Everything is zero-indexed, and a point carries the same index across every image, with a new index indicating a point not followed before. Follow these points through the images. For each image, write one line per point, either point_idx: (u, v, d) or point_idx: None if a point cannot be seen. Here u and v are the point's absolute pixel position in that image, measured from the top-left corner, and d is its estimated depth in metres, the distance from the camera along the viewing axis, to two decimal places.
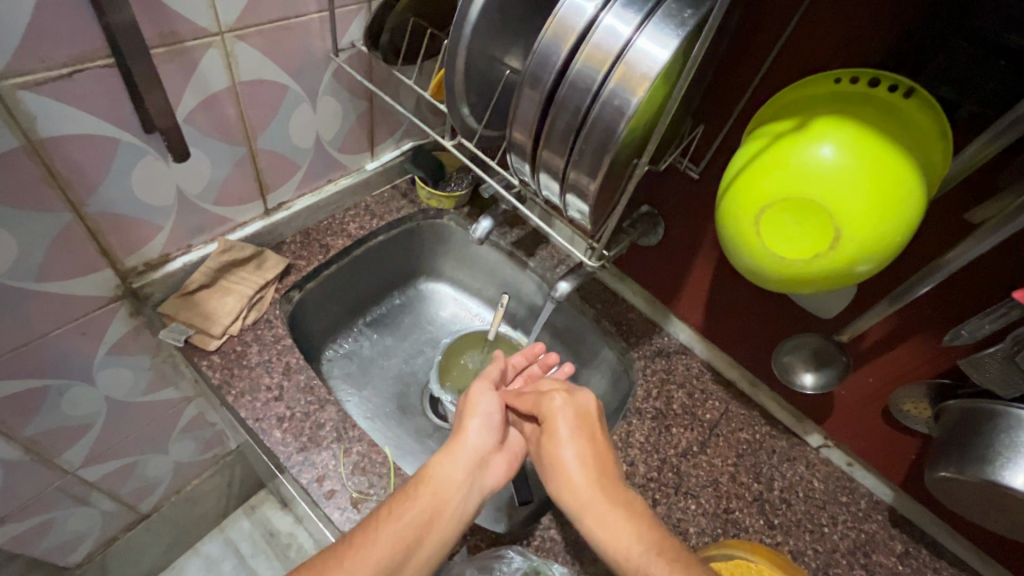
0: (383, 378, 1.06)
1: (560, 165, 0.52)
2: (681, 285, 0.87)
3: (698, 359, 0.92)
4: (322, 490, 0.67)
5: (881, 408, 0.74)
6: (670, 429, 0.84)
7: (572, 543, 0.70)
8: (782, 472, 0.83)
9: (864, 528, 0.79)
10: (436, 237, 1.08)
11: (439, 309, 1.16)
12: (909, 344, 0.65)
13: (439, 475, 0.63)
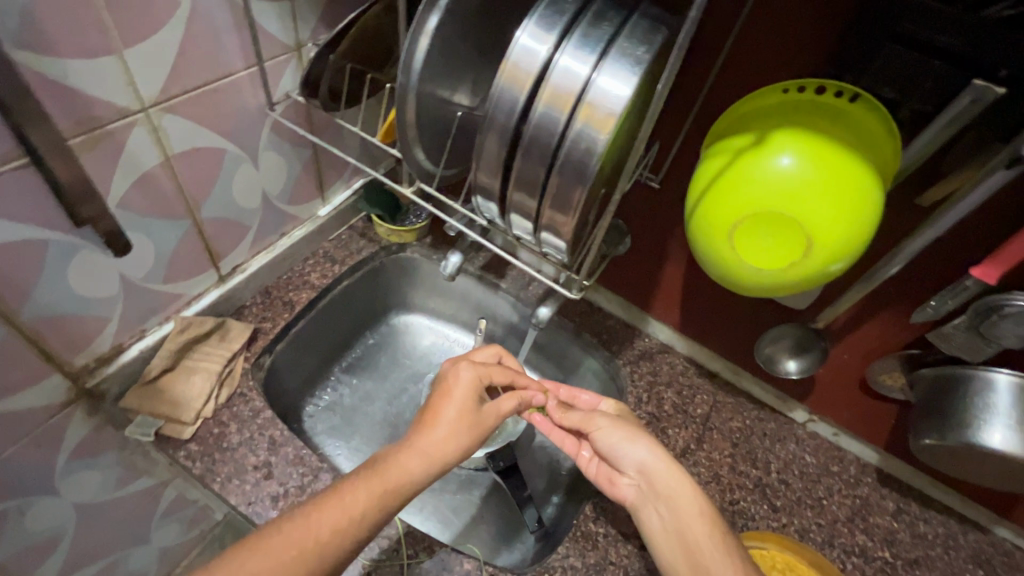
0: (371, 424, 1.03)
1: (533, 206, 0.51)
2: (655, 289, 0.88)
3: (681, 356, 0.94)
4: None
5: (858, 383, 0.77)
6: (666, 431, 0.85)
7: (592, 567, 0.70)
8: (776, 454, 0.86)
9: (858, 493, 0.83)
10: (404, 271, 1.06)
11: (417, 340, 1.14)
12: (877, 321, 0.69)
13: (405, 460, 0.57)
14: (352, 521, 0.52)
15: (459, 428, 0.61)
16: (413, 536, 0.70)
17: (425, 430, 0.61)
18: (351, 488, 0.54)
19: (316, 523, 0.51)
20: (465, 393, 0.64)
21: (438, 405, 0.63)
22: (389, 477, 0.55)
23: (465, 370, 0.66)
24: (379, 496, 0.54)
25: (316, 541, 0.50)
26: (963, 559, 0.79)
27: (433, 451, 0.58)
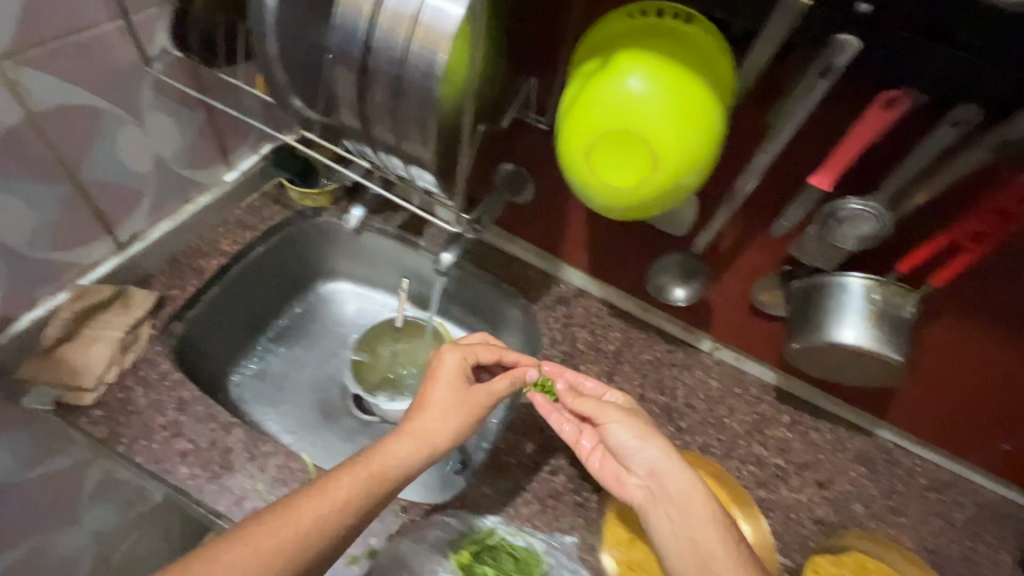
0: (300, 390, 1.03)
1: (389, 138, 0.55)
2: (564, 233, 0.91)
3: (595, 299, 0.98)
4: (243, 512, 0.66)
5: (747, 307, 0.83)
6: (579, 367, 0.90)
7: (504, 493, 0.74)
8: (683, 380, 0.91)
9: (756, 409, 0.90)
10: (322, 238, 1.05)
11: (343, 307, 1.13)
12: (754, 243, 0.73)
13: (391, 449, 0.62)
14: (339, 507, 0.56)
15: (444, 411, 0.67)
16: None
17: (417, 415, 0.67)
18: (336, 479, 0.58)
19: (303, 512, 0.54)
20: (452, 374, 0.70)
21: (428, 388, 0.69)
22: (378, 465, 0.60)
23: (449, 352, 0.72)
24: (364, 483, 0.58)
25: (293, 527, 0.53)
26: (849, 459, 0.87)
27: (420, 436, 0.64)
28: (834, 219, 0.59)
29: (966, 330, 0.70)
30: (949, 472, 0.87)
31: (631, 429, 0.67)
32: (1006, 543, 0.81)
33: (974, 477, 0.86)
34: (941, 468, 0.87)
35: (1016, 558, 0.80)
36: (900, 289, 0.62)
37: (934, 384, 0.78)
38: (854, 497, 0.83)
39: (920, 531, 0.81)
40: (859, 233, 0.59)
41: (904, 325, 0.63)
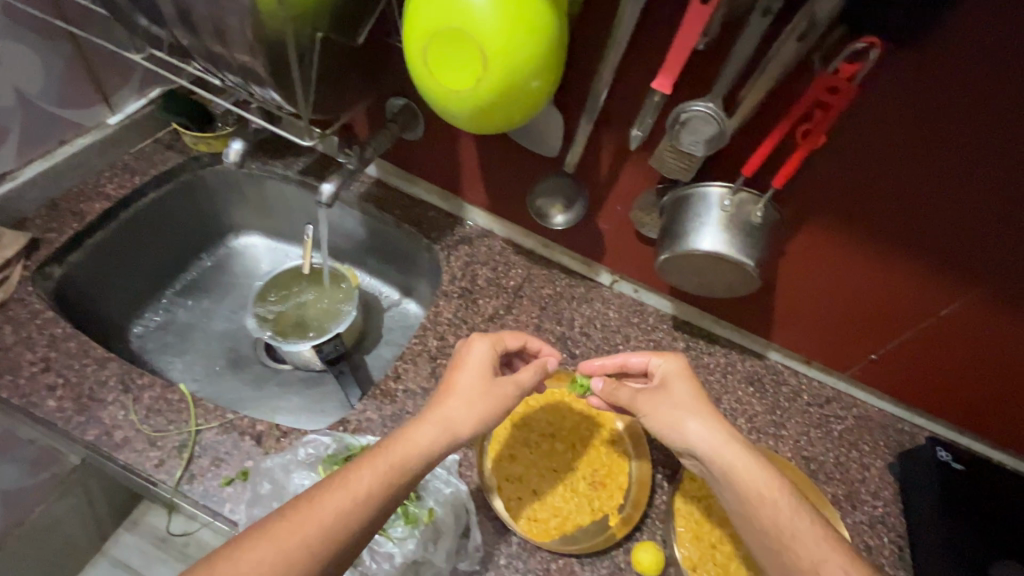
0: (206, 340, 1.02)
1: (220, 49, 0.59)
2: (458, 169, 0.90)
3: (499, 239, 0.97)
4: (113, 440, 0.67)
5: (634, 231, 0.83)
6: (477, 302, 0.90)
7: (387, 418, 0.76)
8: (581, 312, 0.92)
9: (652, 337, 0.91)
10: (224, 185, 1.01)
11: (256, 262, 1.10)
12: (626, 164, 0.75)
13: (411, 437, 0.56)
14: (363, 503, 0.50)
15: (473, 402, 0.60)
16: (204, 408, 0.70)
17: (440, 403, 0.60)
18: (356, 469, 0.52)
19: (321, 507, 0.49)
20: (480, 363, 0.63)
21: (451, 376, 0.63)
22: (398, 458, 0.54)
23: (480, 339, 0.65)
24: (385, 477, 0.52)
25: (315, 524, 0.48)
26: (738, 380, 0.89)
27: (446, 424, 0.58)
28: (679, 123, 0.60)
29: (816, 241, 0.72)
30: (833, 389, 0.90)
31: (686, 406, 0.63)
32: (879, 451, 0.85)
33: (855, 392, 0.89)
34: (825, 385, 0.90)
35: (886, 463, 0.83)
36: (750, 197, 0.65)
37: (800, 299, 0.81)
38: (737, 412, 0.86)
39: (798, 441, 0.84)
40: (703, 137, 0.60)
41: (754, 231, 0.65)
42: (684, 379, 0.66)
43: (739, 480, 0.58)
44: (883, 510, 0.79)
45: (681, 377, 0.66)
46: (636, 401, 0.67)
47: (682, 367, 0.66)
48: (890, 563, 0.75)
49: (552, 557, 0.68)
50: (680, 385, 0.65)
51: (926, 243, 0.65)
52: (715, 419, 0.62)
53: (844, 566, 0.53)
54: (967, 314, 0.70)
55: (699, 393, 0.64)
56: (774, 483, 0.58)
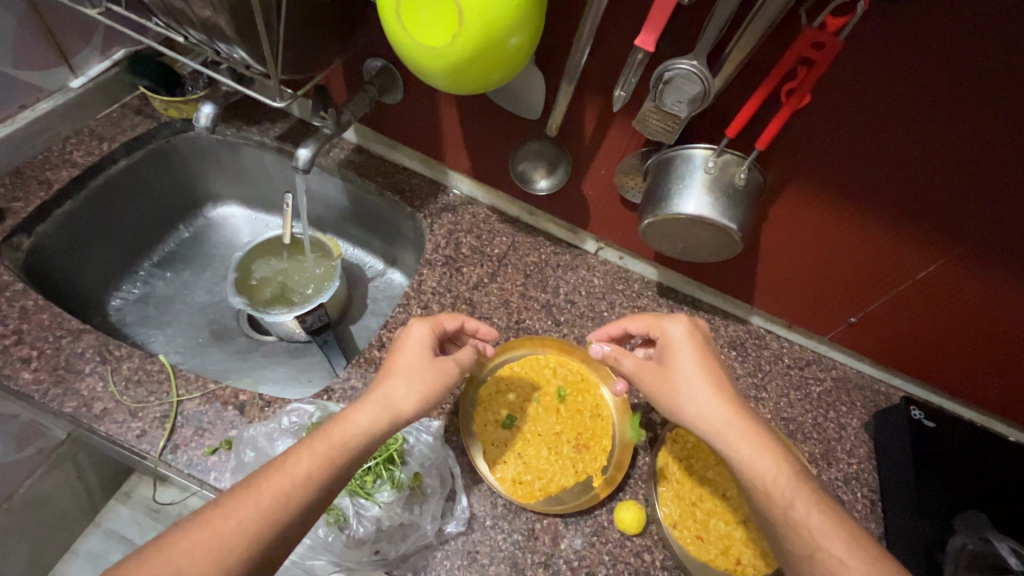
0: (188, 312, 1.00)
1: (181, 4, 0.56)
2: (440, 134, 0.88)
3: (483, 206, 0.96)
4: (92, 412, 0.66)
5: (618, 196, 0.82)
6: (461, 270, 0.89)
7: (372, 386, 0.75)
8: (567, 279, 0.91)
9: (637, 304, 0.91)
10: (198, 152, 0.98)
11: (235, 233, 1.08)
12: (611, 127, 0.73)
13: (351, 418, 0.55)
14: (300, 484, 0.50)
15: (411, 379, 0.61)
16: (185, 379, 0.70)
17: (381, 382, 0.60)
18: (295, 453, 0.52)
19: (259, 492, 0.49)
20: (419, 344, 0.64)
21: (392, 357, 0.64)
22: (336, 435, 0.54)
23: (417, 323, 0.66)
24: (327, 457, 0.52)
25: (256, 509, 0.48)
26: (721, 344, 0.90)
27: (385, 402, 0.58)
28: (664, 81, 0.58)
29: (799, 205, 0.72)
30: (813, 353, 0.92)
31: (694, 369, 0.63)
32: (855, 411, 0.87)
33: (835, 355, 0.91)
34: (806, 348, 0.92)
35: (862, 422, 0.86)
36: (735, 158, 0.64)
37: (782, 263, 0.81)
38: None
39: (778, 403, 0.86)
40: (686, 97, 0.58)
41: (737, 193, 0.65)
42: (695, 346, 0.65)
43: (741, 454, 0.57)
44: (857, 467, 0.82)
45: (688, 343, 0.65)
46: (641, 371, 0.65)
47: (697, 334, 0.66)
48: (861, 516, 0.78)
49: (536, 518, 0.69)
50: (685, 352, 0.65)
51: (907, 205, 0.66)
52: (716, 390, 0.61)
53: (842, 549, 0.51)
54: (945, 276, 0.71)
55: (709, 363, 0.63)
56: (777, 461, 0.56)
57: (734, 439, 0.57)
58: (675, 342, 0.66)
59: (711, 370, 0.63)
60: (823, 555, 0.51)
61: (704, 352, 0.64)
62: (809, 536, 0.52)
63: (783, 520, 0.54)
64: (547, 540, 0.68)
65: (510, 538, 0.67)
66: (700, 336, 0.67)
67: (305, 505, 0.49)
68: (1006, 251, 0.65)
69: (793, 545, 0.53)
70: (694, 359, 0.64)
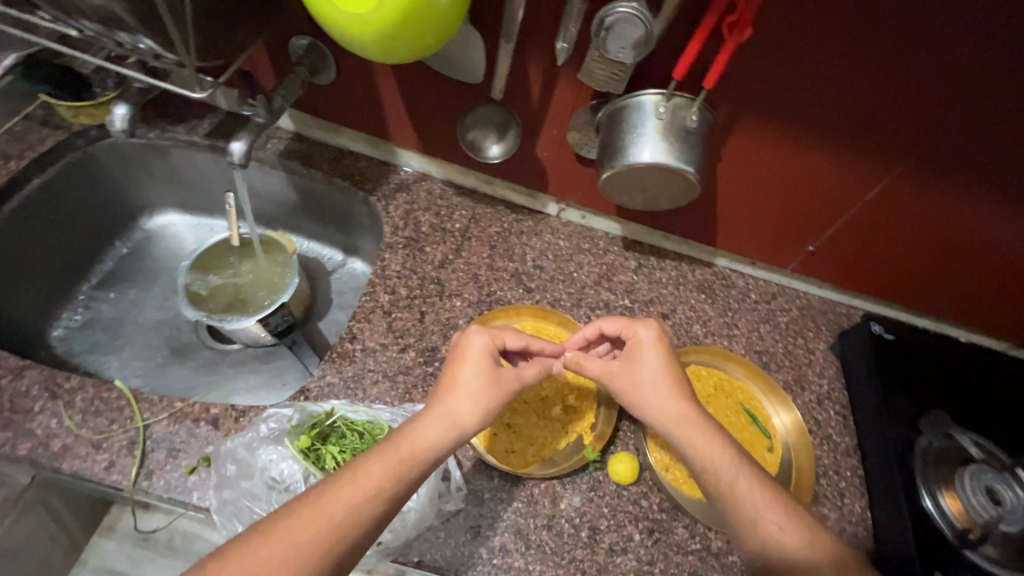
0: (140, 332, 0.94)
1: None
2: (381, 111, 0.84)
3: (437, 181, 0.93)
4: (52, 450, 0.62)
5: (573, 154, 0.81)
6: (424, 250, 0.86)
7: (349, 379, 0.73)
8: (532, 246, 0.90)
9: (604, 261, 0.91)
10: (121, 161, 0.90)
11: (178, 243, 1.02)
12: (558, 82, 0.71)
13: (421, 432, 0.55)
14: (374, 498, 0.49)
15: (476, 395, 0.60)
16: (147, 402, 0.66)
17: (443, 397, 0.59)
18: (365, 465, 0.51)
19: (331, 501, 0.48)
20: (478, 356, 0.63)
21: (453, 369, 0.62)
22: (407, 449, 0.53)
23: (478, 333, 0.65)
24: (396, 471, 0.52)
25: (329, 520, 0.47)
26: (689, 290, 0.91)
27: (450, 420, 0.57)
28: (605, 27, 0.56)
29: (752, 142, 0.72)
30: (776, 285, 0.95)
31: (654, 372, 0.63)
32: (821, 334, 0.91)
33: (797, 285, 0.94)
34: (770, 283, 0.94)
35: (828, 344, 0.89)
36: (684, 101, 0.64)
37: (739, 202, 0.82)
38: (692, 320, 0.88)
39: (749, 338, 0.89)
40: (630, 42, 0.57)
41: (691, 136, 0.64)
42: (660, 350, 0.65)
43: (696, 442, 0.58)
44: (828, 387, 0.86)
45: (655, 349, 0.65)
46: (609, 372, 0.65)
47: (662, 338, 0.66)
48: (837, 432, 0.82)
49: (534, 483, 0.69)
50: (651, 356, 0.65)
51: (849, 131, 0.68)
52: (675, 388, 0.62)
53: (778, 517, 0.55)
54: (890, 193, 0.74)
55: (674, 368, 0.64)
56: (722, 449, 0.58)
57: (687, 429, 0.59)
58: (643, 347, 0.65)
59: (671, 370, 0.64)
60: (764, 524, 0.54)
61: (671, 358, 0.64)
62: (751, 509, 0.55)
63: (728, 496, 0.56)
64: (547, 503, 0.68)
65: (510, 507, 0.67)
66: (666, 344, 0.66)
67: (372, 525, 0.48)
68: (947, 162, 0.68)
69: (735, 518, 0.55)
70: (660, 363, 0.64)
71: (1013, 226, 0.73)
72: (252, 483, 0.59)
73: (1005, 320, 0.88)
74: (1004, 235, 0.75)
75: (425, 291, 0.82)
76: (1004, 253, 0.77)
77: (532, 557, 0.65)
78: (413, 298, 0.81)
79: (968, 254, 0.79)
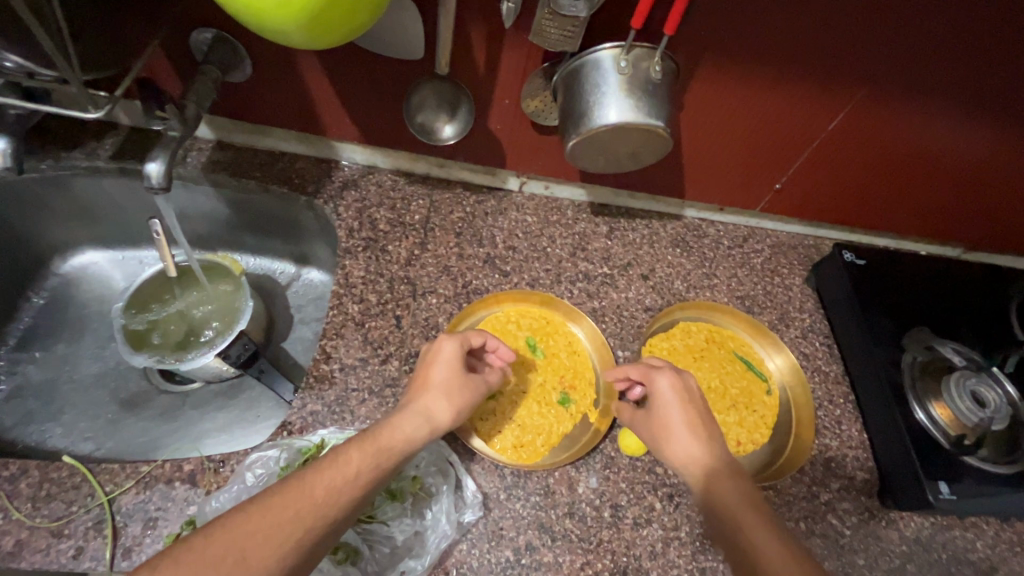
0: (81, 390, 0.84)
1: None
2: (311, 103, 0.75)
3: (386, 172, 0.85)
4: (4, 550, 0.54)
5: (530, 123, 0.76)
6: (386, 249, 0.79)
7: (333, 404, 0.67)
8: (500, 226, 0.85)
9: (576, 230, 0.87)
10: (14, 202, 0.77)
11: (104, 283, 0.91)
12: (505, 48, 0.65)
13: (395, 426, 0.55)
14: (352, 484, 0.48)
15: (452, 395, 0.60)
16: (107, 473, 0.58)
17: (417, 396, 0.60)
18: (343, 453, 0.50)
19: (312, 483, 0.46)
20: (451, 364, 0.62)
21: (425, 370, 0.62)
22: (384, 439, 0.53)
23: (448, 337, 0.64)
24: (375, 458, 0.51)
25: (310, 500, 0.45)
26: (665, 246, 0.89)
27: (425, 416, 0.58)
28: None
29: (712, 88, 0.70)
30: (746, 228, 0.94)
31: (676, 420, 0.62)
32: (795, 270, 0.91)
33: (765, 224, 0.94)
34: (739, 226, 0.94)
35: (803, 278, 0.90)
36: (644, 52, 0.60)
37: (702, 151, 0.81)
38: (673, 276, 0.86)
39: (730, 284, 0.87)
40: None
41: (656, 88, 0.60)
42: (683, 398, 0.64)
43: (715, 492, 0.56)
44: (810, 320, 0.87)
45: (675, 398, 0.63)
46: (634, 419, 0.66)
47: (684, 389, 0.64)
48: (825, 363, 0.84)
49: (548, 473, 0.67)
50: (673, 405, 0.63)
51: (808, 65, 0.66)
52: (693, 435, 0.60)
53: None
54: (851, 122, 0.74)
55: (696, 414, 0.62)
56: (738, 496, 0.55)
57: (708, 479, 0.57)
58: (663, 395, 0.64)
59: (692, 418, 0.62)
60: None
61: (693, 406, 0.63)
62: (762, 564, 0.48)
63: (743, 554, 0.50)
64: (565, 491, 0.66)
65: (529, 502, 0.65)
66: (687, 391, 0.64)
67: (350, 505, 0.47)
68: (906, 85, 0.67)
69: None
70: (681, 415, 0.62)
71: (963, 138, 0.75)
72: None
73: (958, 227, 0.92)
74: (956, 147, 0.76)
75: (396, 294, 0.76)
76: (957, 163, 0.79)
77: (560, 549, 0.63)
78: (384, 302, 0.75)
79: (923, 170, 0.81)
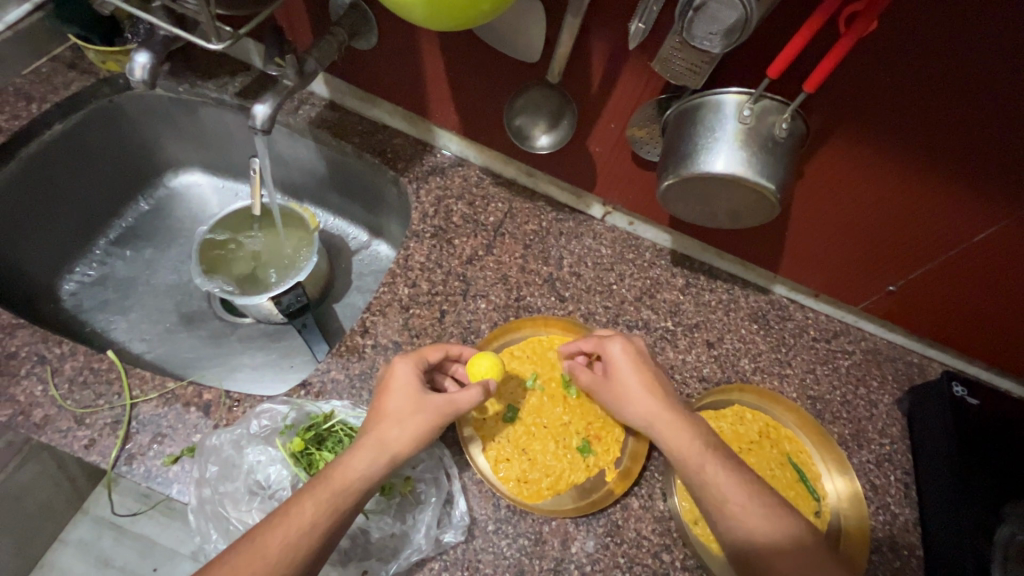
0: (152, 295, 0.91)
1: None
2: (422, 84, 0.76)
3: (475, 168, 0.84)
4: (32, 420, 0.58)
5: (631, 153, 0.72)
6: (452, 242, 0.78)
7: (355, 377, 0.66)
8: (571, 250, 0.81)
9: (649, 274, 0.81)
10: (147, 113, 0.85)
11: (199, 205, 0.97)
12: (625, 71, 0.62)
13: (352, 461, 0.52)
14: (307, 535, 0.47)
15: (402, 419, 0.55)
16: (138, 378, 0.61)
17: (369, 427, 0.55)
18: (296, 502, 0.49)
19: (265, 540, 0.46)
20: (405, 387, 0.58)
21: (379, 401, 0.57)
22: (335, 480, 0.50)
23: (401, 360, 0.59)
24: (330, 504, 0.49)
25: (262, 557, 0.45)
26: (741, 317, 0.80)
27: (380, 445, 0.53)
28: (693, 8, 0.47)
29: (843, 160, 0.62)
30: (840, 324, 0.83)
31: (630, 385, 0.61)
32: (888, 386, 0.79)
33: (864, 325, 0.82)
34: (832, 320, 0.83)
35: (895, 398, 0.78)
36: (774, 105, 0.54)
37: (813, 226, 0.72)
38: (741, 352, 0.78)
39: (804, 380, 0.77)
40: (721, 27, 0.48)
41: (777, 147, 0.54)
42: (636, 363, 0.62)
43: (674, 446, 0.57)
44: (890, 448, 0.75)
45: (627, 363, 0.62)
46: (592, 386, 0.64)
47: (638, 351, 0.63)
48: (896, 502, 0.72)
49: (545, 519, 0.62)
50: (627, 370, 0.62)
51: (968, 163, 0.56)
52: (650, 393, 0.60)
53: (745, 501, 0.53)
54: (1005, 239, 0.62)
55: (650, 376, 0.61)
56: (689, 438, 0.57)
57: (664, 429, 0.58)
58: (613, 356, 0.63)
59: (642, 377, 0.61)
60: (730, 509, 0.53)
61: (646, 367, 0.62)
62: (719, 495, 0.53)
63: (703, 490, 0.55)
64: (557, 544, 0.61)
65: (514, 544, 0.60)
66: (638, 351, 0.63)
67: (310, 553, 0.47)
68: None
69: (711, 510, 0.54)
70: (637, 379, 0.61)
71: None
72: (234, 486, 0.55)
73: None
74: None
75: (448, 288, 0.75)
76: None
77: None
78: (434, 294, 0.74)
79: None
